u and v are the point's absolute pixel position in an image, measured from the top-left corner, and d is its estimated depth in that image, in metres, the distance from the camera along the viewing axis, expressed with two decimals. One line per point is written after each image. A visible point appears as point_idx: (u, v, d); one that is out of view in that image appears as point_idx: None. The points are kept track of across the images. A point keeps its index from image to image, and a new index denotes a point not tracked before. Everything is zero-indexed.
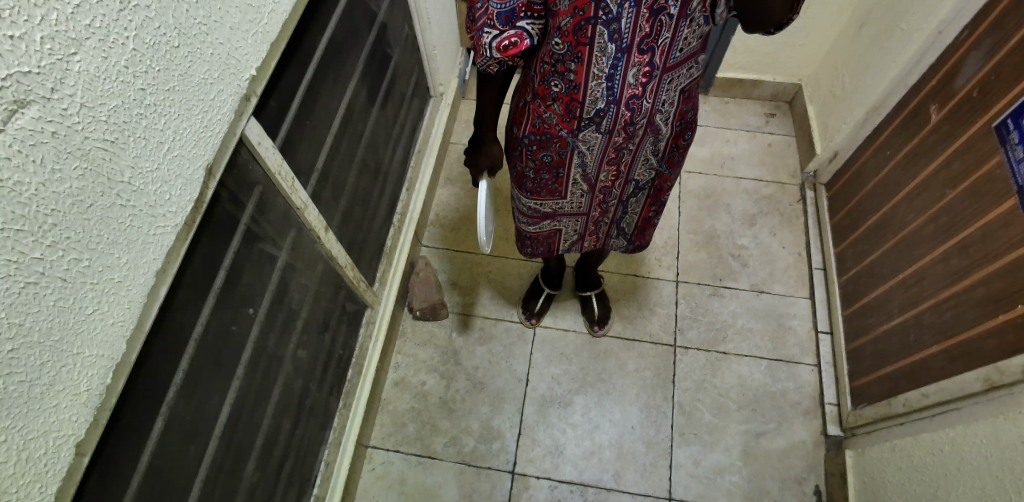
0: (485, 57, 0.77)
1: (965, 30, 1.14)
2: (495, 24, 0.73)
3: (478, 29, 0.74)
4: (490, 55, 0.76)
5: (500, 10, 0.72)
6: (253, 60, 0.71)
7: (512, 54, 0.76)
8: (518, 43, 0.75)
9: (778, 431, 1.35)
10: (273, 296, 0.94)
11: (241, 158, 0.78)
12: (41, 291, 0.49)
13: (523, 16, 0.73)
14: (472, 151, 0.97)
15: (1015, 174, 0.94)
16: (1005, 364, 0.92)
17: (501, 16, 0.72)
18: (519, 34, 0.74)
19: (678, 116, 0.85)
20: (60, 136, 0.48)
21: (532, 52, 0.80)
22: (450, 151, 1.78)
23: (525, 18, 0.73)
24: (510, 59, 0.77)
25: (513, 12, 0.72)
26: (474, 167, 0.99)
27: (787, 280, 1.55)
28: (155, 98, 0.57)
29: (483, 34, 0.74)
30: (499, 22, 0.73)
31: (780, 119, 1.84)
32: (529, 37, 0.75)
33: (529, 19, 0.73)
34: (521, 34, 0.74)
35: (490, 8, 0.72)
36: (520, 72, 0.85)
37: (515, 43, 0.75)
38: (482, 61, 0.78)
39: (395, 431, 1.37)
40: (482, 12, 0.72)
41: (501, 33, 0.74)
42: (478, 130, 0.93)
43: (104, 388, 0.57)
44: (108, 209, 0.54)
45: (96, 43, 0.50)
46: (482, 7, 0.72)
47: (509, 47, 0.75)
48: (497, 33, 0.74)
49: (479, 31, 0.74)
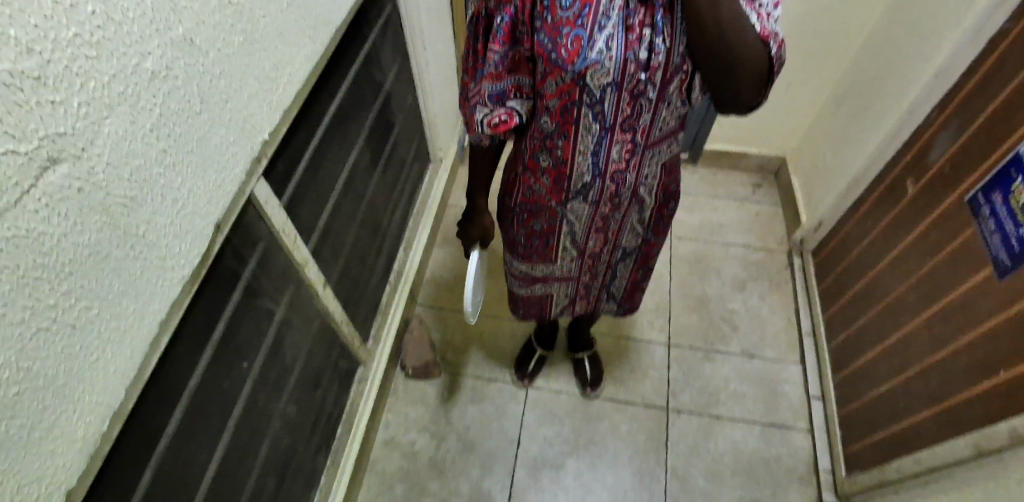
0: (479, 131, 0.81)
1: (933, 111, 1.22)
2: (487, 103, 0.78)
3: (472, 106, 0.79)
4: (483, 131, 0.80)
5: (491, 91, 0.76)
6: (266, 125, 0.76)
7: (502, 131, 0.80)
8: (508, 121, 0.78)
9: (772, 499, 1.34)
10: (268, 349, 0.95)
11: (246, 217, 0.82)
12: (51, 337, 0.51)
13: (513, 96, 0.78)
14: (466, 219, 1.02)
15: (991, 246, 0.98)
16: (991, 432, 0.93)
17: (492, 96, 0.77)
18: (509, 113, 0.78)
19: (661, 188, 0.91)
20: (85, 191, 0.51)
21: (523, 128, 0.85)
22: (448, 212, 1.83)
23: (514, 99, 0.78)
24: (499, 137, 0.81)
25: (504, 92, 0.77)
26: (467, 238, 1.03)
27: (778, 346, 1.57)
28: (174, 159, 0.61)
29: (476, 111, 0.79)
30: (490, 102, 0.77)
31: (767, 189, 1.91)
32: (517, 114, 0.79)
33: (518, 100, 0.78)
34: (510, 113, 0.78)
35: (482, 88, 0.77)
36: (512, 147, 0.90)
37: (506, 121, 0.78)
38: (476, 135, 0.82)
39: (382, 492, 1.34)
40: (475, 92, 0.78)
41: (491, 111, 0.78)
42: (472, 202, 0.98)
43: (99, 435, 0.58)
44: (121, 261, 0.56)
45: (127, 108, 0.54)
46: (476, 87, 0.77)
47: (499, 124, 0.78)
48: (488, 111, 0.78)
49: (472, 109, 0.79)
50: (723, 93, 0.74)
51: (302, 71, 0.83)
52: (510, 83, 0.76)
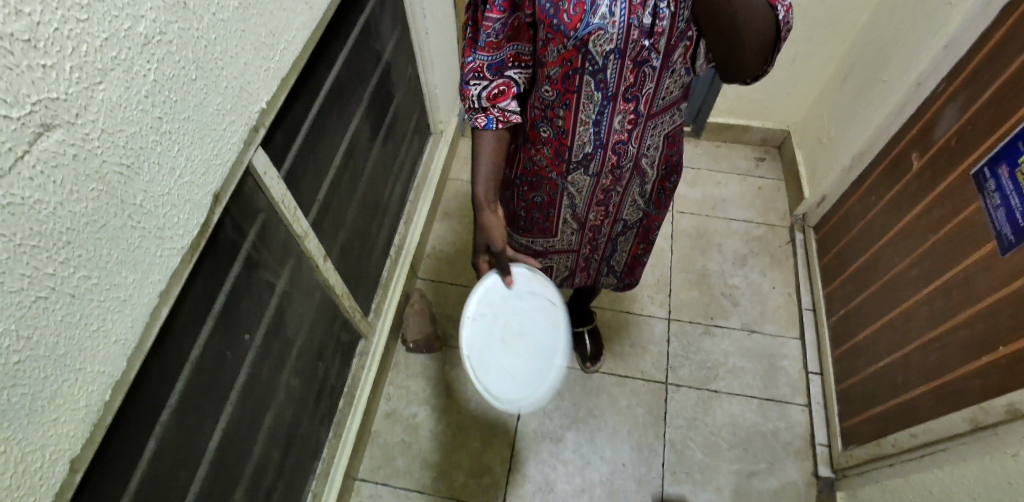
0: (477, 106, 0.80)
1: (942, 83, 1.21)
2: (484, 75, 0.77)
3: (467, 81, 0.78)
4: (480, 105, 0.80)
5: (490, 61, 0.76)
6: (263, 94, 0.75)
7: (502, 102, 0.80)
8: (507, 92, 0.79)
9: (769, 471, 1.35)
10: (269, 322, 0.95)
11: (246, 187, 0.81)
12: (50, 306, 0.51)
13: (511, 66, 0.77)
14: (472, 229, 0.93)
15: (995, 221, 0.98)
16: (989, 405, 0.93)
17: (491, 67, 0.77)
18: (507, 83, 0.78)
19: (664, 160, 0.89)
20: (79, 159, 0.50)
21: (524, 101, 0.84)
22: (448, 186, 1.82)
23: (513, 68, 0.78)
24: (498, 112, 0.80)
25: (502, 62, 0.76)
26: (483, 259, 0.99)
27: (778, 321, 1.57)
28: (170, 127, 0.60)
29: (472, 86, 0.78)
30: (488, 73, 0.77)
31: (770, 163, 1.90)
32: (517, 85, 0.79)
33: (517, 69, 0.78)
34: (509, 83, 0.78)
35: (479, 59, 0.76)
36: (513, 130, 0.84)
37: (504, 92, 0.79)
38: (474, 113, 0.81)
39: (384, 464, 1.36)
40: (471, 66, 0.77)
41: (490, 83, 0.78)
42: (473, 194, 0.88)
43: (101, 404, 0.58)
44: (119, 230, 0.56)
45: (120, 73, 0.53)
46: (472, 60, 0.76)
47: (497, 95, 0.79)
48: (486, 83, 0.78)
49: (468, 83, 0.78)
50: (728, 64, 0.72)
51: (300, 39, 0.81)
52: (510, 52, 0.76)
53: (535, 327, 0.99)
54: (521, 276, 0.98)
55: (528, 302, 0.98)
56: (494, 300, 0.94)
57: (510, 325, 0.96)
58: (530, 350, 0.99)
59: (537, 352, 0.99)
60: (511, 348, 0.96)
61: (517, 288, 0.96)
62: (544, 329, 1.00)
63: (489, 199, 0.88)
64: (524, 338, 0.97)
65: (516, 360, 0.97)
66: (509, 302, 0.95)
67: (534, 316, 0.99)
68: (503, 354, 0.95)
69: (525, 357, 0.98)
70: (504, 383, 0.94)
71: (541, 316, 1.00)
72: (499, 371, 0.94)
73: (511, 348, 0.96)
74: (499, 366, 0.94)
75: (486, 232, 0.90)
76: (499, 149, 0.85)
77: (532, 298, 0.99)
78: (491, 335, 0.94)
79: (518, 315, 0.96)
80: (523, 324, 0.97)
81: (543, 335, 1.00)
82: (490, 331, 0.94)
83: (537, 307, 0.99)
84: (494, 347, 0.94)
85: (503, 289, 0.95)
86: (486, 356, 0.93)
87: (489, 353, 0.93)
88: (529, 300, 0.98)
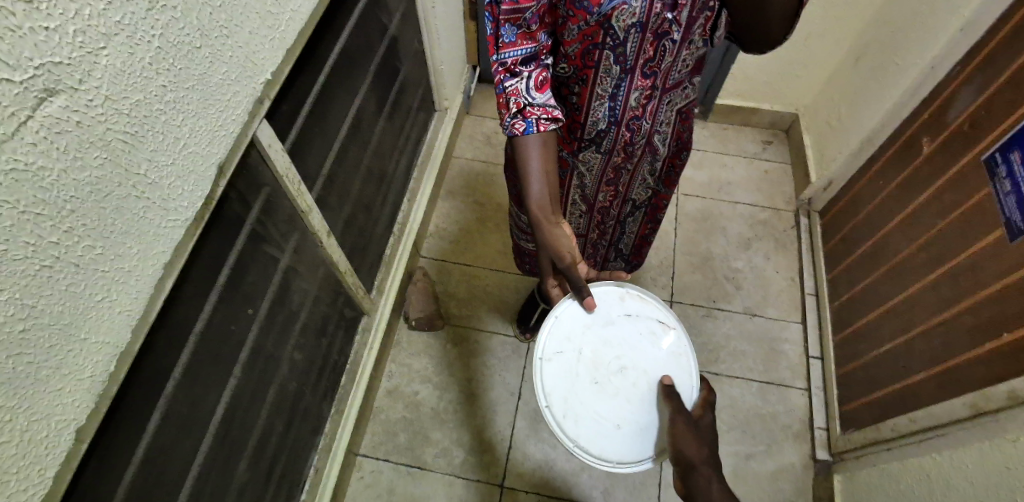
0: (527, 107, 0.74)
1: (958, 66, 1.19)
2: (520, 70, 0.73)
3: (504, 82, 0.74)
4: (535, 101, 0.74)
5: (524, 55, 0.72)
6: (268, 64, 0.73)
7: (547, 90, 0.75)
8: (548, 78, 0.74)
9: (767, 454, 1.36)
10: (273, 297, 0.95)
11: (251, 160, 0.80)
12: (55, 275, 0.50)
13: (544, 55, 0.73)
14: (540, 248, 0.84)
15: (1005, 207, 0.97)
16: (991, 391, 0.93)
17: (525, 60, 0.72)
18: (545, 71, 0.74)
19: (675, 137, 0.88)
20: (84, 126, 0.50)
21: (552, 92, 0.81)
22: (452, 165, 1.81)
23: (545, 58, 0.74)
24: (540, 110, 0.74)
25: (535, 53, 0.72)
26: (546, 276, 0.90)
27: (780, 305, 1.57)
28: (175, 96, 0.59)
29: (513, 84, 0.73)
30: (524, 67, 0.73)
31: (777, 146, 1.88)
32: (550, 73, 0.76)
33: (546, 59, 0.75)
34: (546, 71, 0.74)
35: (518, 55, 0.72)
36: (558, 129, 0.77)
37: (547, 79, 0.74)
38: (533, 116, 0.74)
39: (386, 440, 1.37)
40: (504, 64, 0.72)
41: (530, 76, 0.73)
42: (530, 211, 0.81)
43: (107, 375, 0.58)
44: (123, 200, 0.55)
45: (124, 39, 0.52)
46: (503, 59, 0.72)
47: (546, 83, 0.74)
48: (526, 78, 0.73)
49: (505, 83, 0.74)
50: (751, 28, 0.75)
51: (305, 9, 0.80)
52: (542, 42, 0.72)
53: (633, 357, 0.87)
54: (608, 300, 0.90)
55: (619, 327, 0.89)
56: (575, 332, 0.88)
57: (600, 359, 0.87)
58: (631, 391, 0.85)
59: (644, 395, 0.85)
60: (606, 388, 0.85)
61: (601, 314, 0.89)
62: (646, 359, 0.87)
63: (547, 208, 0.81)
64: (621, 373, 0.86)
65: (611, 414, 0.84)
66: (593, 330, 0.88)
67: (629, 344, 0.88)
68: (596, 396, 0.85)
69: (626, 400, 0.85)
70: (603, 436, 0.83)
71: (639, 344, 0.88)
72: (594, 420, 0.84)
73: (609, 395, 0.85)
74: (593, 415, 0.84)
75: (552, 246, 0.82)
76: (547, 150, 0.78)
77: (624, 322, 0.89)
78: (578, 373, 0.86)
79: (608, 344, 0.88)
80: (617, 355, 0.87)
81: (647, 369, 0.87)
82: (575, 368, 0.86)
83: (632, 333, 0.88)
84: (582, 387, 0.85)
85: (584, 316, 0.88)
86: (574, 399, 0.85)
87: (577, 396, 0.85)
88: (620, 326, 0.89)
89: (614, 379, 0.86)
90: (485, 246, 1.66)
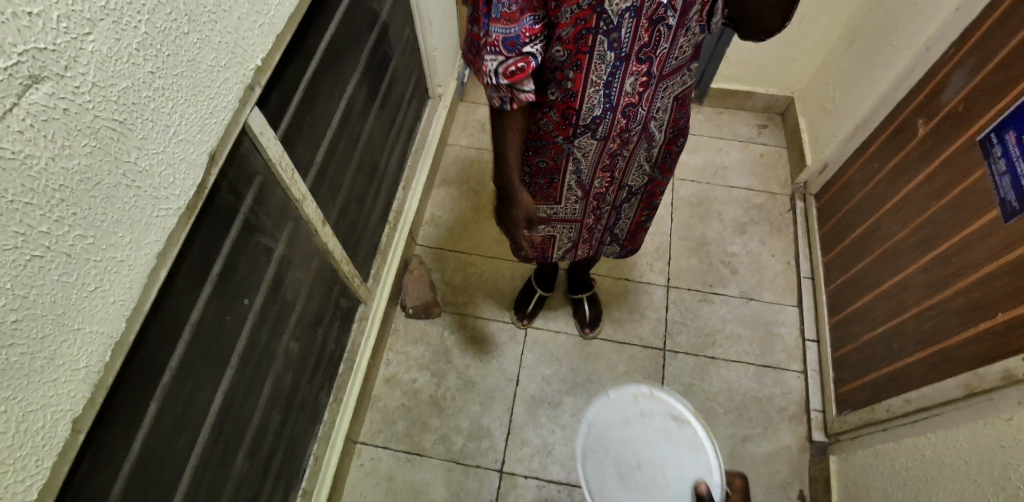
0: (489, 85, 0.73)
1: (952, 47, 1.18)
2: (501, 50, 0.69)
3: (484, 56, 0.70)
4: (497, 82, 0.72)
5: (505, 35, 0.68)
6: (258, 51, 0.73)
7: (521, 79, 0.72)
8: (524, 68, 0.70)
9: (763, 436, 1.37)
10: (268, 286, 0.95)
11: (242, 147, 0.79)
12: (46, 265, 0.50)
13: (529, 40, 0.69)
14: (502, 214, 0.93)
15: (999, 187, 0.97)
16: (984, 371, 0.94)
17: (506, 42, 0.69)
18: (525, 59, 0.70)
19: (672, 123, 0.88)
20: (70, 113, 0.49)
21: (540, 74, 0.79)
22: (446, 152, 1.80)
23: (530, 42, 0.69)
24: (507, 91, 0.73)
25: (518, 37, 0.68)
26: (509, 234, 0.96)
27: (775, 288, 1.58)
28: (163, 82, 0.58)
29: (488, 61, 0.70)
30: (504, 49, 0.69)
31: (772, 130, 1.88)
32: (536, 60, 0.71)
33: (534, 43, 0.70)
34: (527, 59, 0.70)
35: (493, 34, 0.68)
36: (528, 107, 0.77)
37: (522, 69, 0.70)
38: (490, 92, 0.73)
39: (384, 428, 1.37)
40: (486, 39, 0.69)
41: (506, 60, 0.70)
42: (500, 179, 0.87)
43: (102, 365, 0.58)
44: (114, 188, 0.55)
45: (109, 24, 0.51)
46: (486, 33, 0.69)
47: (517, 73, 0.70)
48: (502, 60, 0.70)
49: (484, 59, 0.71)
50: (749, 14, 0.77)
51: None
52: (526, 25, 0.68)
53: (650, 454, 0.88)
54: (623, 400, 0.93)
55: (636, 427, 0.91)
56: (600, 433, 0.92)
57: (621, 455, 0.89)
58: (652, 487, 0.85)
59: (660, 491, 0.85)
60: (627, 483, 0.86)
61: (618, 414, 0.92)
62: (660, 456, 0.88)
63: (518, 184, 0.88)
64: (640, 469, 0.87)
65: None
66: (613, 430, 0.91)
67: (644, 442, 0.89)
68: (619, 491, 0.86)
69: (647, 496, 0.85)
70: None
71: (655, 442, 0.89)
72: None
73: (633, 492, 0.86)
74: None
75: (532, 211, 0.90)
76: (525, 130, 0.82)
77: (640, 420, 0.91)
78: (601, 470, 0.89)
79: (627, 442, 0.90)
80: (636, 452, 0.89)
81: (664, 464, 0.87)
82: (600, 465, 0.90)
83: (648, 431, 0.90)
84: (607, 483, 0.88)
85: (606, 418, 0.93)
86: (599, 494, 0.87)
87: (602, 491, 0.87)
88: (637, 424, 0.91)
89: (631, 474, 0.87)
90: (481, 233, 1.66)
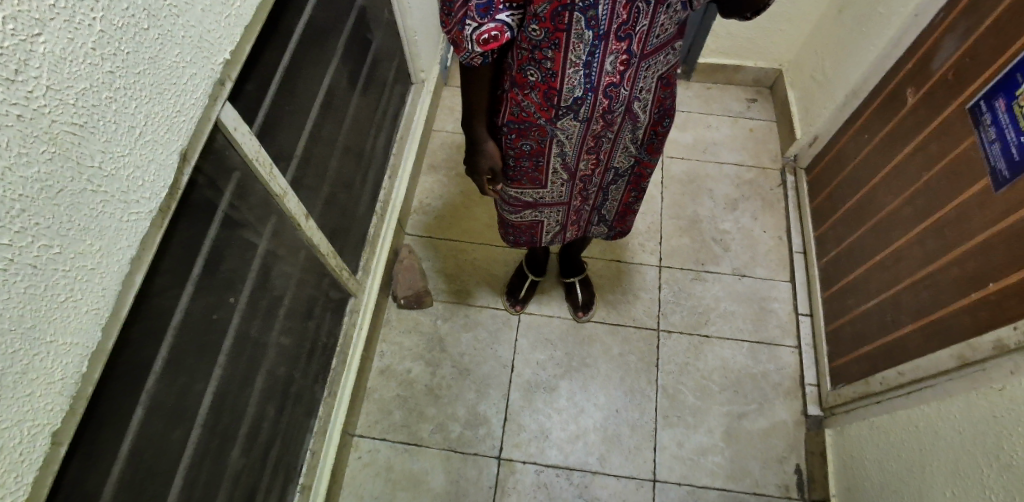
0: (463, 49, 0.72)
1: (942, 12, 1.16)
2: (473, 16, 0.68)
3: (459, 22, 0.69)
4: (469, 49, 0.71)
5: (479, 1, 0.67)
6: (226, 43, 0.70)
7: (493, 48, 0.71)
8: (498, 36, 0.70)
9: (759, 412, 1.38)
10: (255, 283, 0.93)
11: (216, 143, 0.77)
12: (11, 278, 0.48)
13: (503, 8, 0.68)
14: (470, 155, 0.96)
15: (989, 155, 0.96)
16: (978, 341, 0.94)
17: (479, 8, 0.67)
18: (499, 28, 0.69)
19: (657, 103, 0.87)
20: (25, 119, 0.47)
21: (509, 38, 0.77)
22: (433, 138, 1.77)
23: (506, 10, 0.68)
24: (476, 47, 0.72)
25: (492, 4, 0.67)
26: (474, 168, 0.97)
27: (768, 264, 1.57)
28: (124, 82, 0.56)
29: (463, 27, 0.69)
30: (478, 15, 0.68)
31: (762, 104, 1.86)
32: (509, 29, 0.70)
33: (509, 11, 0.69)
34: (501, 28, 0.69)
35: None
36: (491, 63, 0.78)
37: (496, 37, 0.70)
38: (465, 55, 0.73)
39: (381, 419, 1.37)
40: (460, 4, 0.68)
41: (480, 27, 0.69)
42: (468, 125, 0.89)
43: (79, 376, 0.56)
44: (78, 195, 0.53)
45: (61, 23, 0.49)
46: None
47: (489, 41, 0.70)
48: (476, 26, 0.69)
49: (458, 24, 0.69)
50: None
51: None
52: None
53: None
54: None
55: None
56: None
57: None
58: None
59: None
60: None
61: None
62: None
63: (486, 132, 0.91)
64: None
65: None
66: None
67: None
68: None
69: None
70: None
71: None
72: None
73: None
74: None
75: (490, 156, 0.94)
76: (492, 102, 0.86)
77: None
78: None
79: None
80: None
81: None
82: None
83: None
84: None
85: None
86: None
87: None
88: None
89: None
90: (472, 220, 1.64)
